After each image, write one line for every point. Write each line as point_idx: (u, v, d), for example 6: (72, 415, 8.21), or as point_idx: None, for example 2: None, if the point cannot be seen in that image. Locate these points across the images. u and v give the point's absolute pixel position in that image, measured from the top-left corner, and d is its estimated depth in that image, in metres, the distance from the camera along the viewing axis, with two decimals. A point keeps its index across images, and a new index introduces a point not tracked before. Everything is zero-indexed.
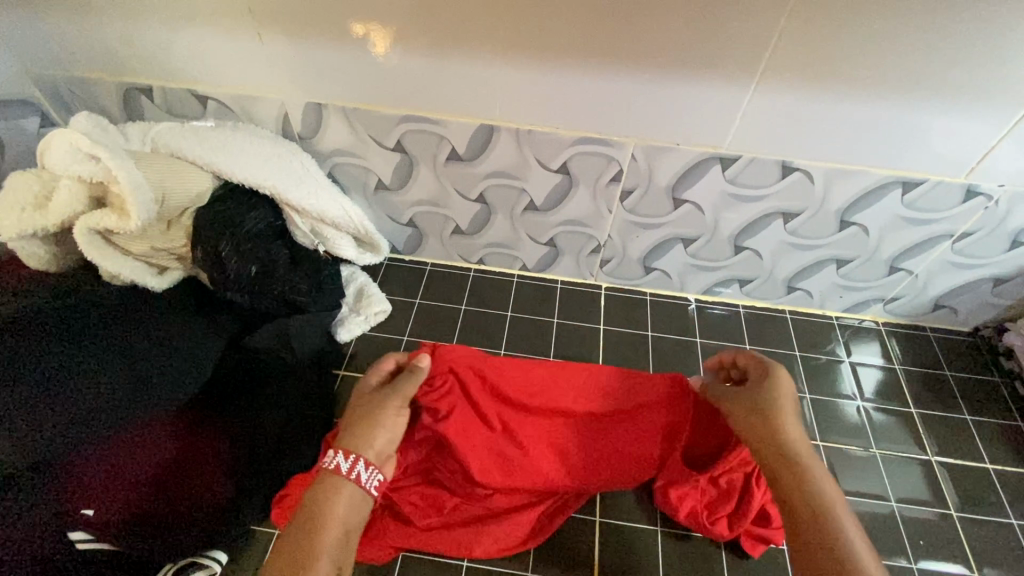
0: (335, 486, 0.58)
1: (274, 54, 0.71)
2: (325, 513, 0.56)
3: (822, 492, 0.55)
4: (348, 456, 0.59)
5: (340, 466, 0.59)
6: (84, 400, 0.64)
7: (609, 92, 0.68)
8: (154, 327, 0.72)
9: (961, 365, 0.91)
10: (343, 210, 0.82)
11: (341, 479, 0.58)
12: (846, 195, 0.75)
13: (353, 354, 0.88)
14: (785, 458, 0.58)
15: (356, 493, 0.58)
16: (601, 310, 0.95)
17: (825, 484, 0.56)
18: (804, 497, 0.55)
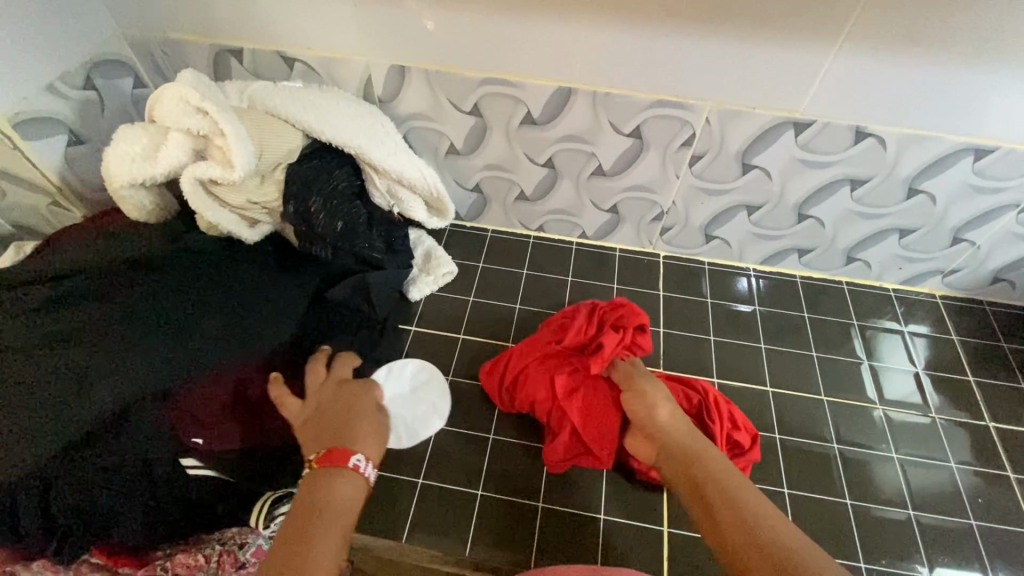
0: (331, 479, 0.61)
1: (364, 17, 0.74)
2: (332, 498, 0.59)
3: (656, 420, 0.68)
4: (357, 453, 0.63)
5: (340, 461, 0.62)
6: (196, 336, 0.68)
7: (692, 53, 0.69)
8: (251, 276, 0.76)
9: (1019, 338, 0.91)
10: (419, 172, 0.84)
11: (333, 470, 0.61)
12: (917, 163, 0.76)
13: (423, 312, 0.91)
14: (673, 445, 0.66)
15: (354, 486, 0.61)
16: (659, 277, 0.97)
17: (695, 445, 0.65)
18: (653, 426, 0.68)
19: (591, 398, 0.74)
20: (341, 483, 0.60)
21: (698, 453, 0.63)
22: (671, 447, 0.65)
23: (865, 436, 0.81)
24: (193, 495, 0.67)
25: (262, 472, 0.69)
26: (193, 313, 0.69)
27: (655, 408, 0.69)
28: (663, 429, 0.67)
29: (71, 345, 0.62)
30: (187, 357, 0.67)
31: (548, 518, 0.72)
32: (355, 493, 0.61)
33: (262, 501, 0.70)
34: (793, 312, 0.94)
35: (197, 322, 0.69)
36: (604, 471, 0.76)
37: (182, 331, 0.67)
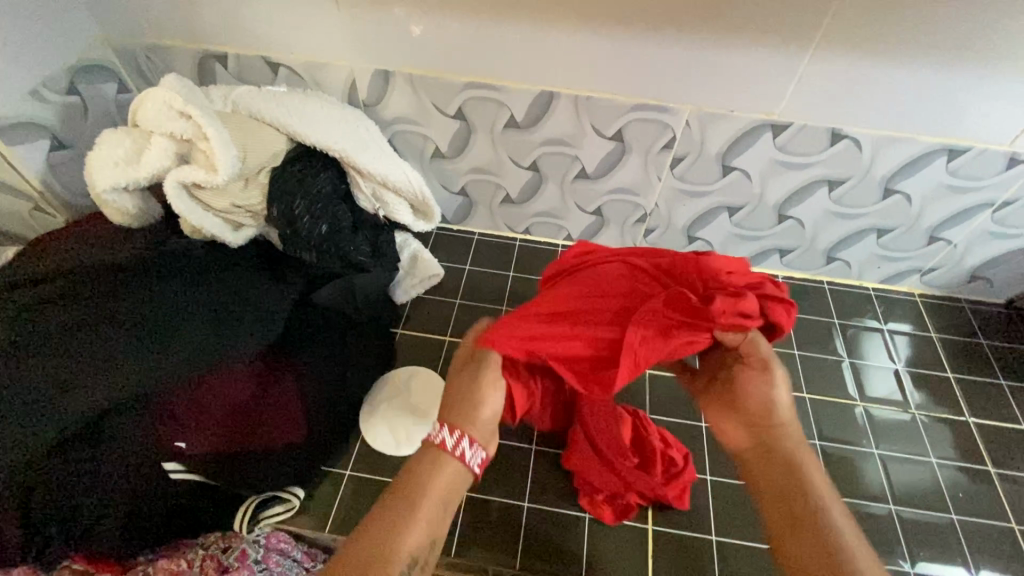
0: (439, 461, 0.56)
1: (348, 22, 0.75)
2: (437, 462, 0.55)
3: (777, 416, 0.58)
4: (452, 432, 0.57)
5: (446, 442, 0.56)
6: (172, 343, 0.66)
7: (671, 56, 0.71)
8: (234, 279, 0.75)
9: (996, 335, 0.93)
10: (404, 175, 0.85)
11: (443, 454, 0.56)
12: (891, 164, 0.77)
13: (410, 315, 0.92)
14: (783, 451, 0.56)
15: (460, 469, 0.56)
16: None
17: (800, 457, 0.55)
18: (766, 416, 0.58)
19: (665, 325, 0.58)
20: (436, 469, 0.55)
21: (803, 468, 0.54)
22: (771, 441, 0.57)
23: (847, 433, 0.83)
24: (177, 500, 0.68)
25: (242, 475, 0.69)
26: (171, 319, 0.68)
27: (774, 399, 0.58)
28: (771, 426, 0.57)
29: (48, 354, 0.62)
30: (164, 363, 0.66)
31: (533, 518, 0.73)
32: (455, 480, 0.56)
33: (245, 506, 0.70)
34: None
35: (174, 328, 0.67)
36: None
37: (157, 339, 0.66)
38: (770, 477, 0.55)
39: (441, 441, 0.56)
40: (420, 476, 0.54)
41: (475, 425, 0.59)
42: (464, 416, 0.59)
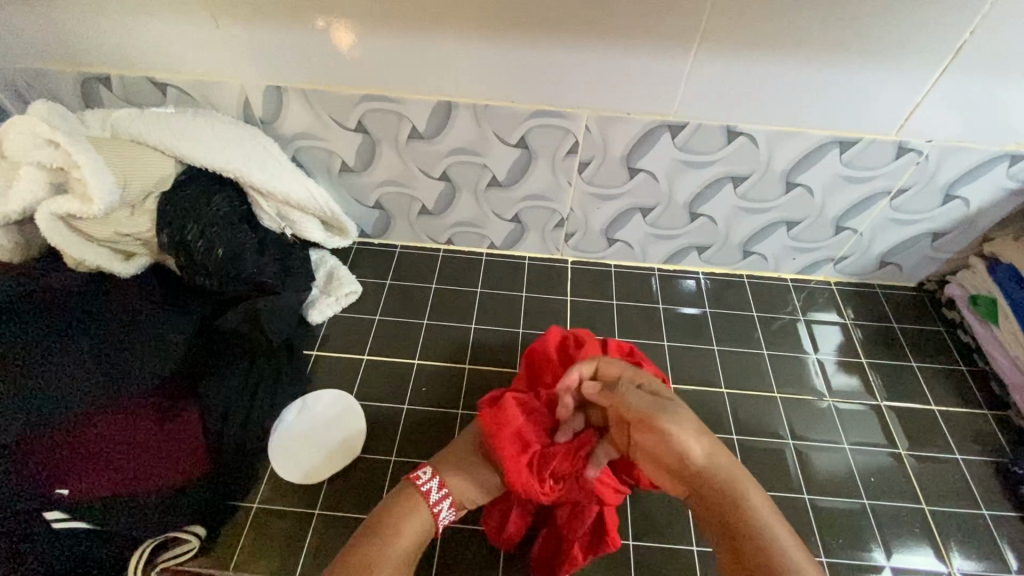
0: (414, 509, 0.61)
1: (232, 38, 0.73)
2: (408, 522, 0.60)
3: (688, 448, 0.59)
4: (440, 489, 0.63)
5: (430, 494, 0.63)
6: (48, 381, 0.64)
7: (560, 60, 0.70)
8: (121, 308, 0.73)
9: (910, 319, 0.95)
10: (308, 193, 0.83)
11: (422, 504, 0.62)
12: (788, 158, 0.79)
13: (326, 335, 0.89)
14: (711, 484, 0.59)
15: (428, 526, 0.62)
16: (567, 283, 0.98)
17: (734, 475, 0.59)
18: (675, 446, 0.59)
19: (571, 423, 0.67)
20: (411, 521, 0.61)
21: (754, 509, 0.57)
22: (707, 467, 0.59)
23: (765, 425, 0.83)
24: (65, 552, 0.63)
25: (139, 518, 0.65)
26: (46, 355, 0.65)
27: (683, 437, 0.59)
28: (711, 456, 0.60)
29: None
30: (41, 401, 0.63)
31: (449, 539, 0.70)
32: (423, 534, 0.61)
33: (140, 550, 0.67)
34: (697, 308, 0.96)
35: (54, 366, 0.64)
36: None
37: (30, 377, 0.63)
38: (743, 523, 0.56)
39: (428, 492, 0.63)
40: (393, 525, 0.60)
41: (462, 497, 0.64)
42: (456, 482, 0.64)
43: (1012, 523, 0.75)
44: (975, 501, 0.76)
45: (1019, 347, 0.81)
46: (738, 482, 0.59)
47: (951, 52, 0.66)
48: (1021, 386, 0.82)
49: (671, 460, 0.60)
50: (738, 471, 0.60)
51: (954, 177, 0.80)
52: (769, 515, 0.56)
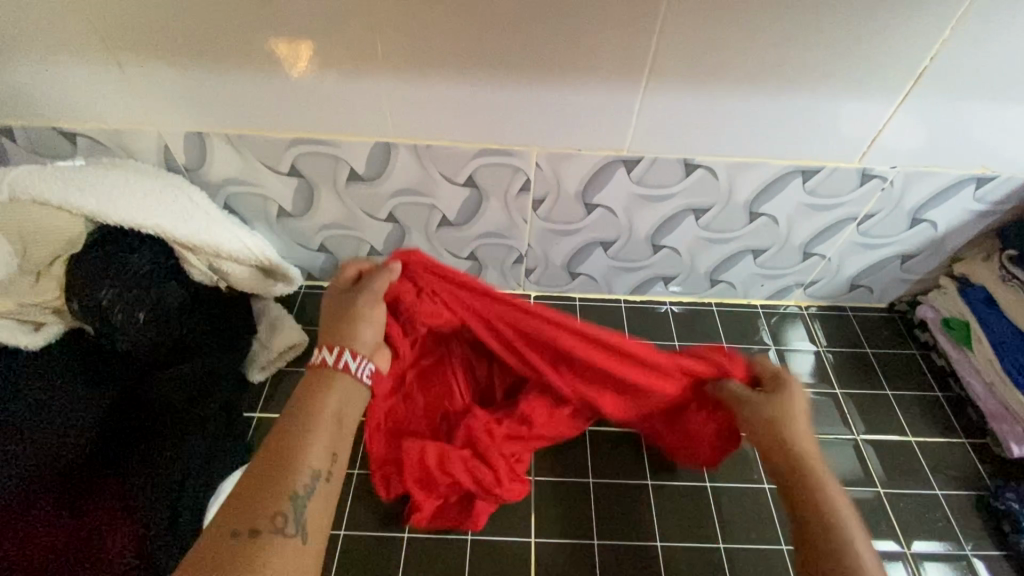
0: (328, 376, 0.62)
1: (143, 83, 0.66)
2: (322, 402, 0.60)
3: (800, 445, 0.63)
4: (332, 350, 0.63)
5: (328, 358, 0.62)
6: None
7: (503, 97, 0.66)
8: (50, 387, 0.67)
9: (883, 343, 0.92)
10: (239, 243, 0.77)
11: (331, 371, 0.62)
12: (750, 189, 0.75)
13: (270, 393, 0.82)
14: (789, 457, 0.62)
15: (349, 382, 0.62)
16: None
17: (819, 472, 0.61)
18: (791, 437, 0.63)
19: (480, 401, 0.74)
20: (327, 386, 0.61)
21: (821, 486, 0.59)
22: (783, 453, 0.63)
23: (739, 467, 0.78)
24: None
25: None
26: None
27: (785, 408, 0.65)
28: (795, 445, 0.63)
29: None
30: None
31: None
32: (348, 387, 0.62)
33: None
34: (665, 341, 0.91)
35: None
36: (469, 554, 0.70)
37: None
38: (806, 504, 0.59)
39: (324, 360, 0.62)
40: (309, 390, 0.61)
41: (359, 343, 0.64)
42: (349, 337, 0.64)
43: (997, 562, 0.71)
44: (959, 541, 0.73)
45: (997, 375, 0.78)
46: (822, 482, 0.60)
47: (911, 78, 0.63)
48: (998, 414, 0.79)
49: (772, 449, 0.64)
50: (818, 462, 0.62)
51: (920, 202, 0.77)
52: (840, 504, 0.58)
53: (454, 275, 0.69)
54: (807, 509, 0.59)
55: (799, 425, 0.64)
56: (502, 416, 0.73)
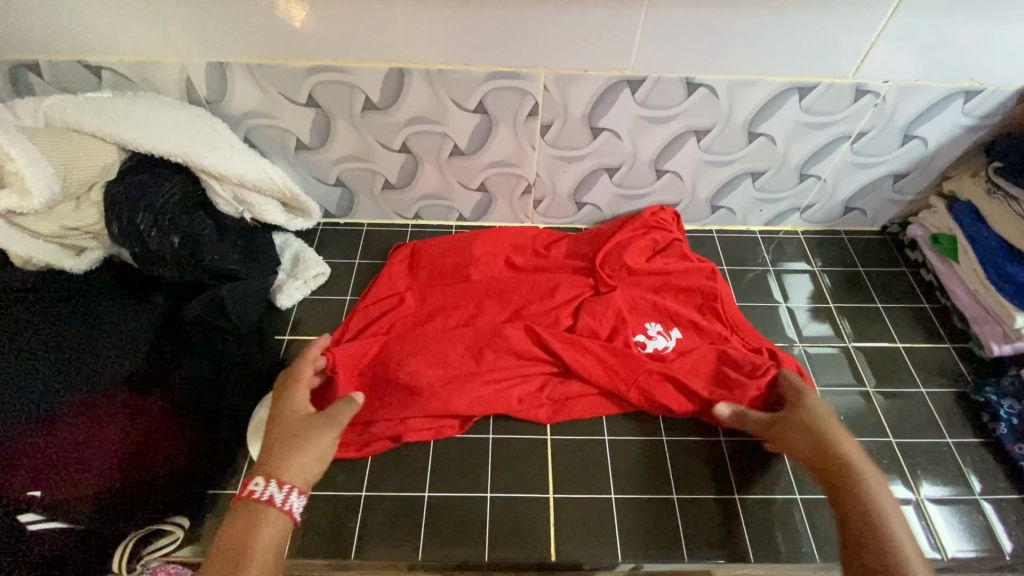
0: (257, 514, 0.58)
1: (165, 13, 0.69)
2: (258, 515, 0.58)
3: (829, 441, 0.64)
4: (280, 486, 0.59)
5: (274, 496, 0.59)
6: (34, 389, 0.65)
7: (511, 18, 0.68)
8: (99, 310, 0.73)
9: (875, 263, 0.96)
10: (262, 173, 0.80)
11: (262, 506, 0.58)
12: (748, 108, 0.78)
13: (297, 319, 0.87)
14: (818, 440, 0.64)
15: (281, 519, 0.59)
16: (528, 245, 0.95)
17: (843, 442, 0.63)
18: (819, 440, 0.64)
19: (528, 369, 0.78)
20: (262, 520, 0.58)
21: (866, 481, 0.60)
22: (815, 438, 0.65)
23: None
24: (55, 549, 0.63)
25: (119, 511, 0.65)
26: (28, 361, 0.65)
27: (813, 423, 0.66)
28: (825, 431, 0.65)
29: None
30: (22, 409, 0.63)
31: (434, 507, 0.70)
32: (282, 524, 0.59)
33: (123, 544, 0.66)
34: None
35: (27, 375, 0.65)
36: (490, 451, 0.75)
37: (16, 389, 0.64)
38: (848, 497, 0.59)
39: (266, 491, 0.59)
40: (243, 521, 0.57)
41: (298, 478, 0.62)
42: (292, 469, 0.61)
43: (975, 448, 0.77)
44: (939, 431, 0.78)
45: (979, 282, 0.83)
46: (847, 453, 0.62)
47: None
48: (981, 318, 0.84)
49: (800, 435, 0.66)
50: (847, 439, 0.64)
51: (911, 117, 0.81)
52: (872, 475, 0.60)
53: (445, 296, 0.86)
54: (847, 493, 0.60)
55: (829, 416, 0.67)
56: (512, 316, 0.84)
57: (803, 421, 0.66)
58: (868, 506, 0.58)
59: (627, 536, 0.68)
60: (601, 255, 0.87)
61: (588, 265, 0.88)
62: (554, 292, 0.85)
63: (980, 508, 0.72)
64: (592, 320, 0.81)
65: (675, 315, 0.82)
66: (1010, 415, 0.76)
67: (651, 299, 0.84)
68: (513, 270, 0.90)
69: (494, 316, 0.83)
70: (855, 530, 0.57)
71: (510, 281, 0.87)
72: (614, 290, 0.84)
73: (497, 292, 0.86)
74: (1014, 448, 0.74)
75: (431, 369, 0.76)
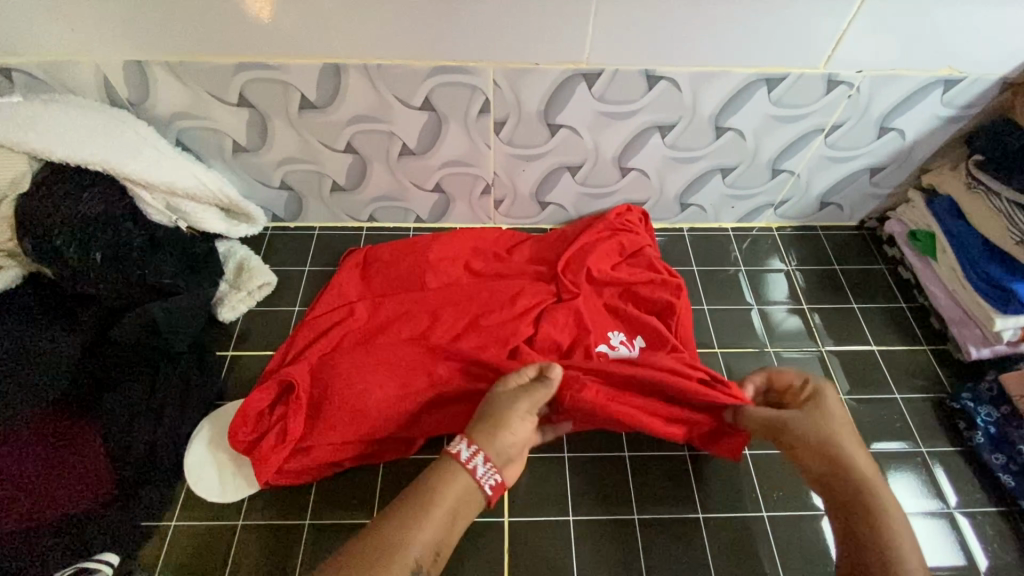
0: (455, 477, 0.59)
1: (69, 8, 0.63)
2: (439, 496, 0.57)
3: (840, 457, 0.58)
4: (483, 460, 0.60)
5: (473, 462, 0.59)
6: None
7: (452, 8, 0.63)
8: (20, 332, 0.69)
9: (852, 260, 0.92)
10: (195, 179, 0.75)
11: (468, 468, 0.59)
12: (714, 101, 0.73)
13: (242, 333, 0.82)
14: (827, 457, 0.58)
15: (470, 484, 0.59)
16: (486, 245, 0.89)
17: (856, 454, 0.58)
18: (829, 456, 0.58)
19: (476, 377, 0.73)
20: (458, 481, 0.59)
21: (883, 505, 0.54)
22: (816, 448, 0.59)
23: None
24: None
25: (43, 548, 0.60)
26: None
27: (823, 432, 0.59)
28: (828, 439, 0.59)
29: None
30: None
31: None
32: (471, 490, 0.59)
33: None
34: None
35: None
36: None
37: None
38: (864, 525, 0.54)
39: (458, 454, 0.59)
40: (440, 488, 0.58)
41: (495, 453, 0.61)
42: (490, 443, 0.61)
43: (951, 457, 0.74)
44: (914, 439, 0.75)
45: (958, 282, 0.79)
46: (859, 467, 0.57)
47: None
48: (960, 319, 0.80)
49: (806, 447, 0.59)
50: (856, 451, 0.58)
51: (888, 109, 0.76)
52: (887, 496, 0.55)
53: (396, 303, 0.80)
54: (859, 518, 0.54)
55: (838, 415, 0.61)
56: (468, 325, 0.79)
57: (804, 436, 0.60)
58: (881, 533, 0.53)
59: (585, 561, 0.65)
60: (563, 260, 0.83)
61: (550, 270, 0.84)
62: (515, 299, 0.80)
63: (954, 522, 0.69)
64: (552, 330, 0.77)
65: (640, 324, 0.78)
66: (987, 423, 0.73)
67: (615, 308, 0.80)
68: (472, 275, 0.85)
69: (449, 325, 0.79)
70: (863, 559, 0.52)
71: (468, 288, 0.82)
72: (577, 297, 0.80)
73: (452, 299, 0.81)
74: (991, 457, 0.71)
75: (373, 381, 0.71)
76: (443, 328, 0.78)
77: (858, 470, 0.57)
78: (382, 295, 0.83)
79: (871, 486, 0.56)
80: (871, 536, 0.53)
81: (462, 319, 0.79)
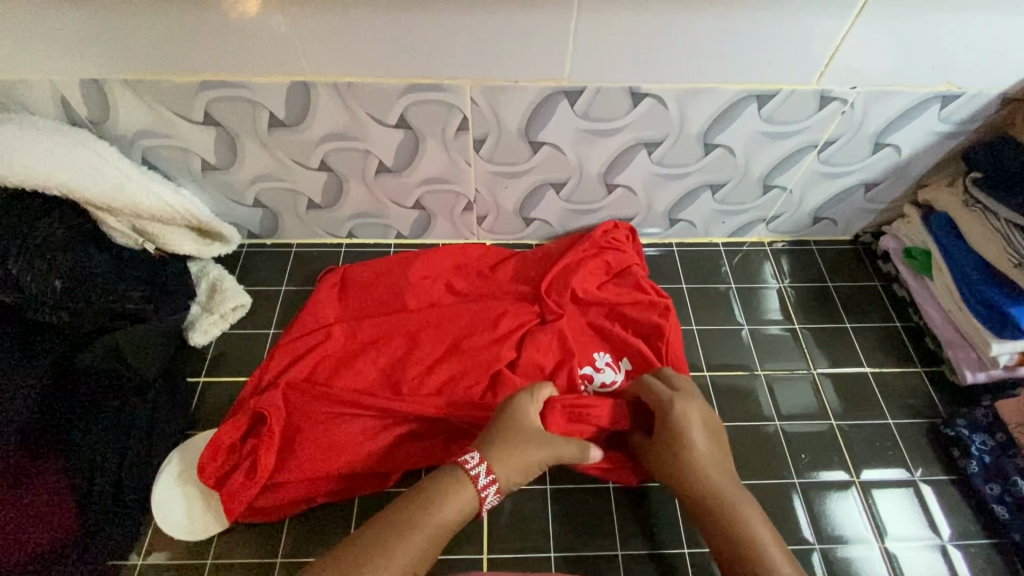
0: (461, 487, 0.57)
1: (18, 25, 0.59)
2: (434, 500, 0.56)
3: (687, 473, 0.61)
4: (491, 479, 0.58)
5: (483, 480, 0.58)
6: None
7: (424, 26, 0.60)
8: None
9: (846, 276, 0.90)
10: (161, 200, 0.72)
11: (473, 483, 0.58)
12: (701, 117, 0.70)
13: (214, 358, 0.79)
14: (690, 467, 0.61)
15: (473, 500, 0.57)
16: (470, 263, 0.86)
17: (712, 473, 0.61)
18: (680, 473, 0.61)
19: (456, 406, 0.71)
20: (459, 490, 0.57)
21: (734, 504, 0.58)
22: (673, 463, 0.62)
23: None
24: None
25: None
26: None
27: (681, 451, 0.62)
28: (682, 456, 0.62)
29: None
30: None
31: None
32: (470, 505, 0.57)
33: None
34: None
35: None
36: None
37: None
38: (720, 529, 0.57)
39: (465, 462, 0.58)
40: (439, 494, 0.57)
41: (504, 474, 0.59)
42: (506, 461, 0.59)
43: (944, 487, 0.72)
44: (907, 468, 0.73)
45: (954, 303, 0.77)
46: (715, 485, 0.60)
47: None
48: (955, 342, 0.77)
49: (671, 463, 0.62)
50: (708, 463, 0.61)
51: (883, 124, 0.73)
52: (739, 498, 0.59)
53: (374, 326, 0.78)
54: (716, 522, 0.58)
55: (697, 428, 0.63)
56: (447, 348, 0.76)
57: (666, 457, 0.63)
58: (734, 535, 0.56)
59: None
60: (547, 280, 0.80)
61: (533, 290, 0.81)
62: (497, 321, 0.78)
63: (946, 555, 0.67)
64: (535, 354, 0.75)
65: (626, 346, 0.76)
66: (981, 452, 0.71)
67: (601, 329, 0.78)
68: (453, 295, 0.82)
69: (427, 348, 0.76)
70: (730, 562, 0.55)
71: (448, 309, 0.80)
72: (561, 319, 0.77)
73: (432, 322, 0.78)
74: (985, 488, 0.69)
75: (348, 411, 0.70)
76: (422, 351, 0.76)
77: (715, 477, 0.60)
78: (360, 317, 0.80)
79: (729, 499, 0.59)
80: (727, 538, 0.56)
81: (441, 342, 0.77)
